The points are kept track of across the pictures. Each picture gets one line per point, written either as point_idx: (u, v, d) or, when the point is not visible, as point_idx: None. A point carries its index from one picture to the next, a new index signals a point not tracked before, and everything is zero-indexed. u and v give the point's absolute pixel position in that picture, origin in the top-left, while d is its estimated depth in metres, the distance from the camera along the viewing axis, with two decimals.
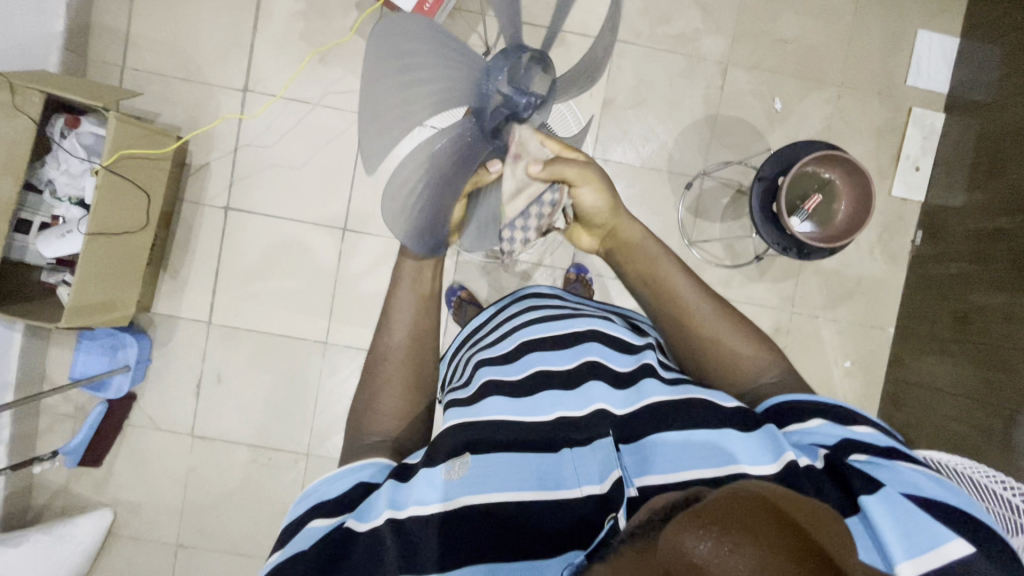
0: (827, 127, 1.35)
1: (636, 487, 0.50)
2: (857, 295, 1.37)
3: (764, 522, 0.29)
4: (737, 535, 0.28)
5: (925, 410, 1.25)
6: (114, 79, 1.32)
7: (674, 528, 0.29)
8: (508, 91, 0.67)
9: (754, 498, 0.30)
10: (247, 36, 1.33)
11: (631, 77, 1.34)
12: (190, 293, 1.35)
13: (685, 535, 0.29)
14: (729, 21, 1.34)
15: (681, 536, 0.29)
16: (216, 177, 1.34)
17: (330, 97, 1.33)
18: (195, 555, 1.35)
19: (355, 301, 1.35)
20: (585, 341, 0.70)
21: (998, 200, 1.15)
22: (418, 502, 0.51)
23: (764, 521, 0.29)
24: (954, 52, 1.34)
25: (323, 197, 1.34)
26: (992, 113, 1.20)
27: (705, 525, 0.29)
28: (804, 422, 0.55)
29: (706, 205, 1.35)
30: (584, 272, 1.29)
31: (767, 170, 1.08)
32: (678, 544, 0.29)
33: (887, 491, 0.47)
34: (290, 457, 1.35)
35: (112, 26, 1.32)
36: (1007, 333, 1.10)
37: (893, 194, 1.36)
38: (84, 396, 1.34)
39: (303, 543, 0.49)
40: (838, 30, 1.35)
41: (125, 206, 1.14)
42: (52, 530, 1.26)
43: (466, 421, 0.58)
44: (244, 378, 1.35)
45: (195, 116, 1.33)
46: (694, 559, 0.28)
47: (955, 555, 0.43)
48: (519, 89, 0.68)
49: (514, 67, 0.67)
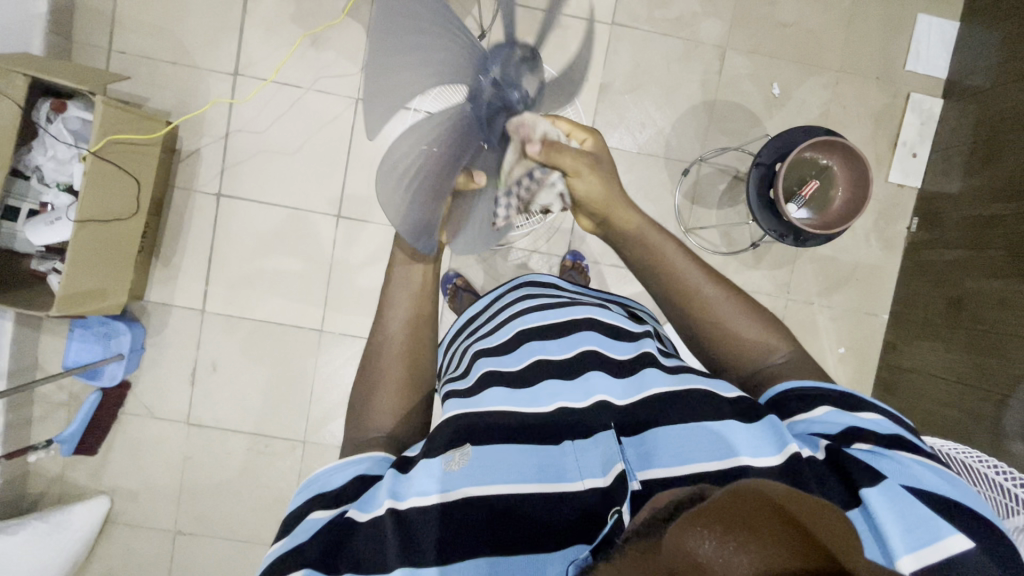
0: (825, 113, 1.34)
1: (640, 480, 0.51)
2: (852, 282, 1.37)
3: (768, 522, 0.28)
4: (740, 533, 0.28)
5: (917, 394, 1.26)
6: (100, 62, 1.29)
7: (675, 529, 0.29)
8: (499, 82, 0.65)
9: (756, 496, 0.29)
10: (235, 19, 1.30)
11: (628, 61, 1.32)
12: (183, 282, 1.33)
13: (687, 535, 0.28)
14: (727, 4, 1.33)
15: (682, 537, 0.29)
16: (207, 163, 1.32)
17: (322, 81, 1.31)
18: (193, 542, 1.36)
19: (350, 287, 1.34)
20: (585, 330, 0.70)
21: (992, 187, 1.16)
22: (419, 493, 0.50)
23: (766, 520, 0.28)
24: (953, 37, 1.33)
25: (316, 183, 1.32)
26: (989, 98, 1.20)
27: (709, 525, 0.28)
28: (810, 412, 0.55)
29: (703, 191, 1.34)
30: (579, 260, 1.30)
31: (764, 155, 1.07)
32: (680, 542, 0.29)
33: (889, 483, 0.48)
34: (287, 444, 1.35)
35: (97, 7, 1.29)
36: (1000, 319, 1.10)
37: (890, 180, 1.36)
38: (77, 384, 1.33)
39: (303, 535, 0.49)
40: (838, 14, 1.34)
41: (115, 192, 1.13)
42: (49, 518, 1.26)
43: (466, 411, 0.58)
44: (239, 366, 1.34)
45: (185, 100, 1.31)
46: (697, 559, 0.28)
47: (954, 551, 0.44)
48: (510, 82, 0.66)
49: (505, 62, 0.65)
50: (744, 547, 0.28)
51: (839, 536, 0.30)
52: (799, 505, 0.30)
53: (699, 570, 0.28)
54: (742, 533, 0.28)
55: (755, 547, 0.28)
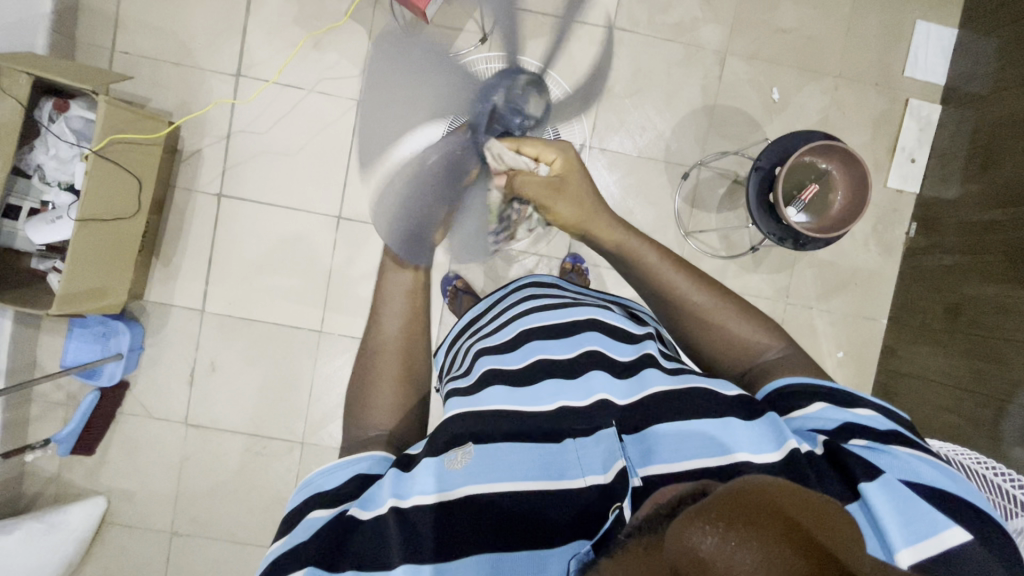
0: (824, 118, 1.35)
1: (641, 476, 0.51)
2: (851, 286, 1.37)
3: (771, 520, 0.28)
4: (743, 530, 0.27)
5: (916, 399, 1.26)
6: (103, 62, 1.30)
7: (678, 528, 0.29)
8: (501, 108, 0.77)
9: (760, 495, 0.29)
10: (239, 20, 1.31)
11: (629, 65, 1.33)
12: (182, 282, 1.33)
13: (690, 531, 0.28)
14: (727, 10, 1.34)
15: (685, 533, 0.28)
16: (208, 163, 1.32)
17: (324, 83, 1.31)
18: (189, 543, 1.35)
19: (351, 289, 1.34)
20: (586, 330, 0.70)
21: (991, 192, 1.16)
22: (421, 491, 0.51)
23: (768, 517, 0.28)
24: (952, 44, 1.34)
25: (318, 185, 1.33)
26: (988, 105, 1.21)
27: (712, 521, 0.28)
28: (805, 409, 0.56)
29: (702, 195, 1.35)
30: (579, 263, 1.31)
31: (763, 160, 1.08)
32: (683, 538, 0.28)
33: (887, 478, 0.48)
34: (284, 446, 1.35)
35: (100, 7, 1.29)
36: (999, 324, 1.10)
37: (889, 186, 1.36)
38: (75, 384, 1.33)
39: (303, 534, 0.49)
40: (837, 20, 1.35)
41: (116, 191, 1.13)
42: (45, 518, 1.25)
43: (468, 409, 0.59)
44: (238, 366, 1.34)
45: (187, 100, 1.31)
46: (700, 554, 0.27)
47: (952, 543, 0.44)
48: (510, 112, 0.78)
49: None
50: (747, 543, 0.27)
51: (840, 537, 0.29)
52: (804, 508, 0.29)
53: (701, 568, 0.27)
54: (745, 529, 0.28)
55: (758, 542, 0.27)
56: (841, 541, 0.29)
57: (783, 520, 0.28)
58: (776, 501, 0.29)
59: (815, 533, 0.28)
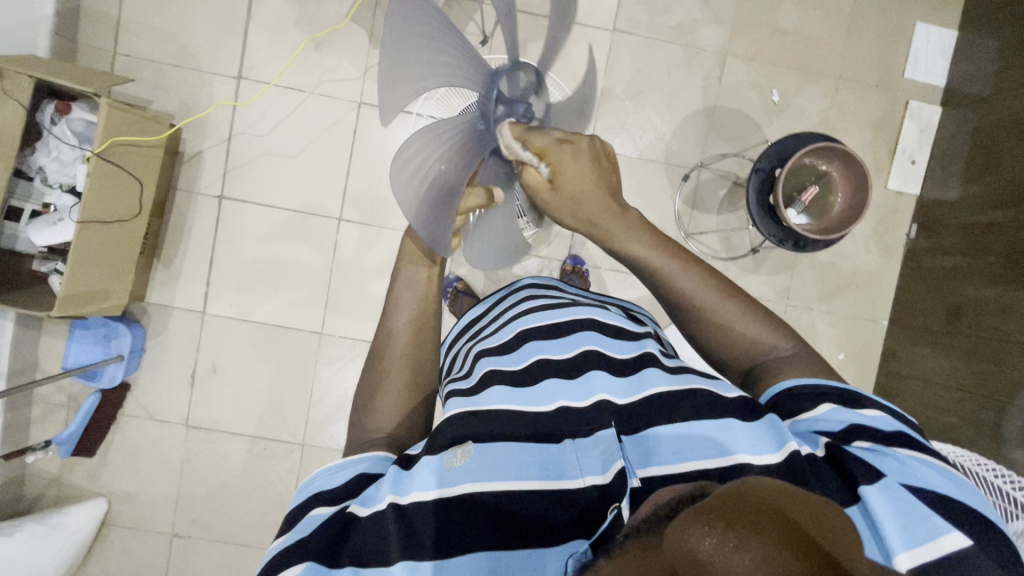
0: (825, 119, 1.35)
1: (639, 477, 0.51)
2: (851, 287, 1.37)
3: (770, 522, 0.28)
4: (742, 532, 0.27)
5: (917, 401, 1.26)
6: (104, 65, 1.30)
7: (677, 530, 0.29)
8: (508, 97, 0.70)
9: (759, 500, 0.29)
10: (240, 23, 1.31)
11: (629, 67, 1.33)
12: (183, 284, 1.34)
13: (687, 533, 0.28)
14: (727, 11, 1.34)
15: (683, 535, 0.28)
16: (210, 165, 1.32)
17: (325, 85, 1.32)
18: (189, 545, 1.35)
19: (352, 291, 1.34)
20: (586, 330, 0.70)
21: (991, 194, 1.16)
22: (419, 488, 0.50)
23: (767, 518, 0.28)
24: (952, 45, 1.34)
25: (319, 187, 1.33)
26: (988, 106, 1.21)
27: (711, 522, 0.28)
28: (814, 410, 0.56)
29: (703, 197, 1.35)
30: (579, 264, 1.31)
31: (764, 161, 1.08)
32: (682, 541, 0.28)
33: (887, 482, 0.48)
34: (286, 447, 1.35)
35: (101, 10, 1.30)
36: (1000, 325, 1.10)
37: (890, 187, 1.36)
38: (76, 385, 1.33)
39: (304, 530, 0.49)
40: (837, 22, 1.35)
41: (118, 193, 1.13)
42: (46, 519, 1.25)
43: (467, 409, 0.58)
44: (239, 368, 1.35)
45: (188, 102, 1.32)
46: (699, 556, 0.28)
47: (951, 547, 0.44)
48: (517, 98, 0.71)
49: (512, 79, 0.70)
50: (746, 545, 0.27)
51: (840, 538, 0.29)
52: (803, 509, 0.29)
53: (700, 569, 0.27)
54: (744, 531, 0.27)
55: (757, 544, 0.27)
56: (841, 542, 0.29)
57: (782, 520, 0.28)
58: (775, 504, 0.29)
59: (813, 534, 0.28)
